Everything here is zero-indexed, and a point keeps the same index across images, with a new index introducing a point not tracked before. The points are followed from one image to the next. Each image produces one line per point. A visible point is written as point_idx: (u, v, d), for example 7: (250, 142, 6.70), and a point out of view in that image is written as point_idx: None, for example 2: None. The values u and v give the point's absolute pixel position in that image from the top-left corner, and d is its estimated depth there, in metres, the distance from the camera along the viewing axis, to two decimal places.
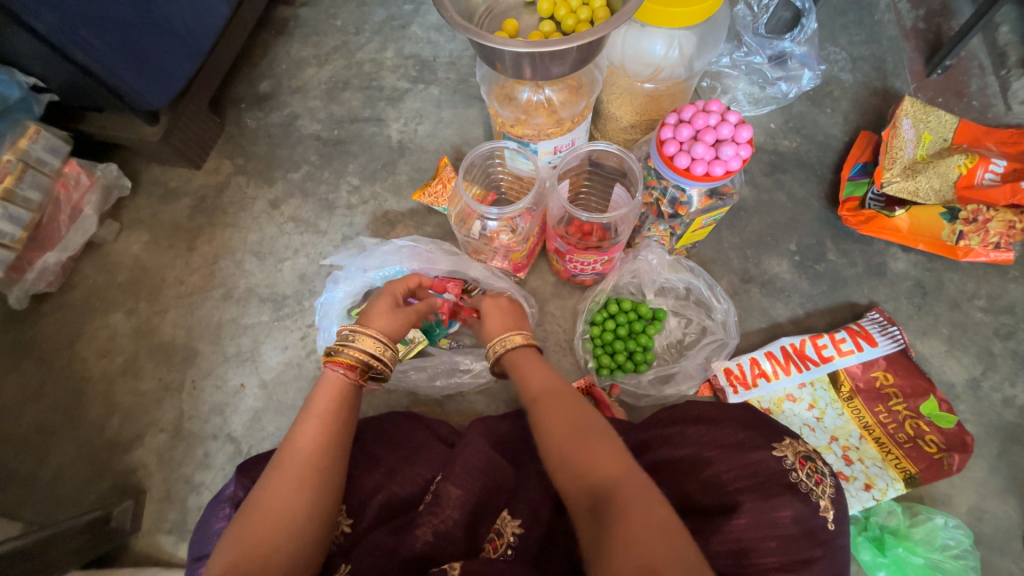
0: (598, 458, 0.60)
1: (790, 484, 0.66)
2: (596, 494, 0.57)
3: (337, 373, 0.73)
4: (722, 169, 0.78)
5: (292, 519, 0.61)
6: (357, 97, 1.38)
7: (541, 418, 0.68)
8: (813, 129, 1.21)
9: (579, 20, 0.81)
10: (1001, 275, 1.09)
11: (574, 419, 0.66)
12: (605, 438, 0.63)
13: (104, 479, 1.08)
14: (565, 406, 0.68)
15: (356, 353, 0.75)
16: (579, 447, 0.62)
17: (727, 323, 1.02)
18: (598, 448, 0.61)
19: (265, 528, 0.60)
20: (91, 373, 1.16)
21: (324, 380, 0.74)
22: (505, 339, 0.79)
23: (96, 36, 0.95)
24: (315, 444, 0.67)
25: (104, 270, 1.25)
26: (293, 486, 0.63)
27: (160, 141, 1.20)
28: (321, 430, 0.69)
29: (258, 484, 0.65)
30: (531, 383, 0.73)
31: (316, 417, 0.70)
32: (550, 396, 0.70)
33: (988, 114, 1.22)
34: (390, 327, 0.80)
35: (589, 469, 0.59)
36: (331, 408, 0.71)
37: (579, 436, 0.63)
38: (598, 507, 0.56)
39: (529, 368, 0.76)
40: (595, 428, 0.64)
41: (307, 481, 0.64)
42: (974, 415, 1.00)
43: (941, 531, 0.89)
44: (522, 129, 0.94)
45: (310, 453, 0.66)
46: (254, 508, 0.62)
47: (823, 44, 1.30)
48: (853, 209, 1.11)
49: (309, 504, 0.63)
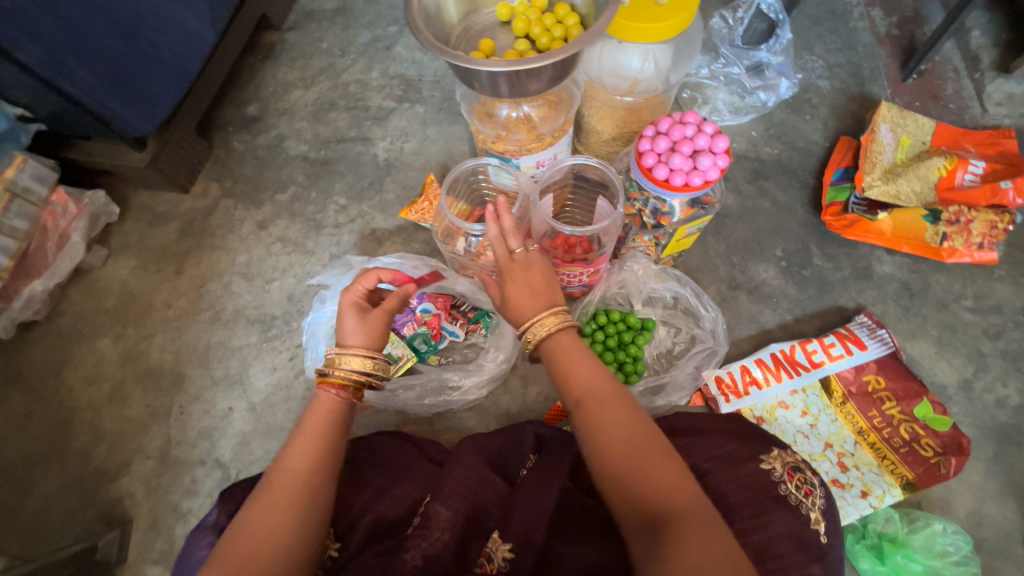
0: (657, 482, 0.56)
1: (781, 497, 0.65)
2: (656, 522, 0.54)
3: (329, 394, 0.72)
4: (699, 179, 0.78)
5: (280, 540, 0.60)
6: (344, 117, 1.39)
7: (585, 424, 0.62)
8: (794, 136, 1.23)
9: (553, 38, 0.82)
10: (987, 274, 1.09)
11: (624, 429, 0.60)
12: (663, 457, 0.58)
13: (90, 510, 1.06)
14: (615, 414, 0.62)
15: (344, 372, 0.73)
16: (635, 464, 0.57)
17: (716, 331, 1.03)
18: (655, 468, 0.57)
19: (259, 547, 0.59)
20: (78, 401, 1.15)
21: (316, 403, 0.72)
22: (543, 321, 0.71)
23: (84, 67, 0.98)
24: (305, 463, 0.66)
25: (92, 296, 1.24)
26: (283, 506, 0.62)
27: (148, 166, 1.21)
28: (311, 447, 0.68)
29: (249, 503, 0.64)
30: (573, 382, 0.66)
31: (306, 435, 0.69)
32: (595, 400, 0.63)
33: (964, 116, 1.24)
34: (370, 337, 0.76)
35: (649, 493, 0.55)
36: (324, 424, 0.70)
37: (631, 452, 0.58)
38: (659, 538, 0.53)
39: (570, 361, 0.68)
40: (649, 441, 0.59)
41: (296, 500, 0.63)
42: (967, 416, 0.99)
43: (941, 537, 0.88)
44: (503, 145, 0.95)
45: (299, 471, 0.65)
46: (241, 528, 0.61)
47: (800, 53, 1.32)
48: (836, 214, 1.12)
49: (301, 525, 0.62)
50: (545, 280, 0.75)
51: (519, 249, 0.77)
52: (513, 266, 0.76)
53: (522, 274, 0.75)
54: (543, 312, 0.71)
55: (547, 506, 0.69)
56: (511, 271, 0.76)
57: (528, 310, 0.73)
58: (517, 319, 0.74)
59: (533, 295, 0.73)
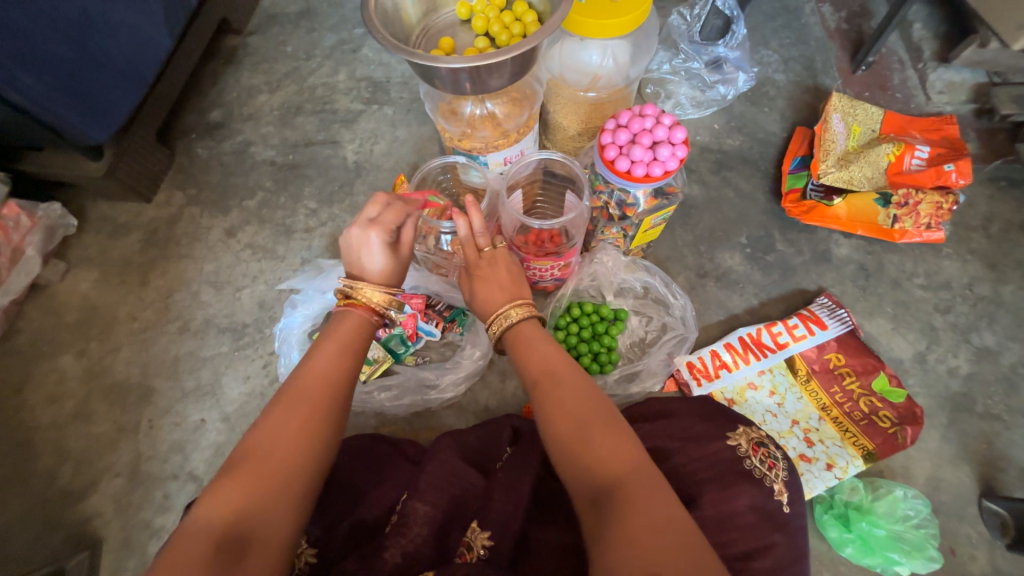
0: (603, 453, 0.57)
1: (746, 472, 0.68)
2: (601, 490, 0.55)
3: (356, 314, 0.73)
4: (660, 169, 0.81)
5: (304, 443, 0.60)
6: (311, 121, 1.38)
7: (540, 406, 0.65)
8: (753, 128, 1.27)
9: (512, 35, 0.83)
10: (936, 253, 1.15)
11: (574, 408, 0.62)
12: (611, 429, 0.60)
13: (56, 533, 1.02)
14: (567, 392, 0.64)
15: (365, 299, 0.73)
16: (582, 439, 0.59)
17: (686, 318, 1.05)
18: (603, 439, 0.58)
19: (287, 446, 0.59)
20: (40, 421, 1.10)
21: (339, 321, 0.73)
22: (507, 315, 0.74)
23: (33, 76, 0.95)
24: (328, 370, 0.67)
25: (51, 312, 1.20)
26: (307, 410, 0.62)
27: (105, 176, 1.18)
28: (339, 357, 0.68)
29: (273, 403, 0.63)
30: (530, 367, 0.69)
31: (329, 346, 0.69)
32: (549, 381, 0.66)
33: (910, 105, 1.31)
34: (397, 270, 0.77)
35: (594, 465, 0.57)
36: (346, 338, 0.70)
37: (578, 426, 0.60)
38: (603, 505, 0.54)
39: (529, 348, 0.71)
40: (598, 414, 0.61)
41: (320, 404, 0.63)
42: (923, 387, 1.04)
43: (902, 502, 0.92)
44: (470, 143, 0.95)
45: (328, 377, 0.66)
46: (270, 425, 0.60)
47: (756, 48, 1.37)
48: (795, 200, 1.16)
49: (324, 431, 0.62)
50: (512, 275, 0.79)
51: (487, 247, 0.80)
52: (482, 260, 0.79)
53: (492, 269, 0.78)
54: (511, 304, 0.74)
55: (523, 494, 0.71)
56: (478, 267, 0.79)
57: (495, 304, 0.76)
58: (485, 310, 0.77)
59: (502, 288, 0.77)
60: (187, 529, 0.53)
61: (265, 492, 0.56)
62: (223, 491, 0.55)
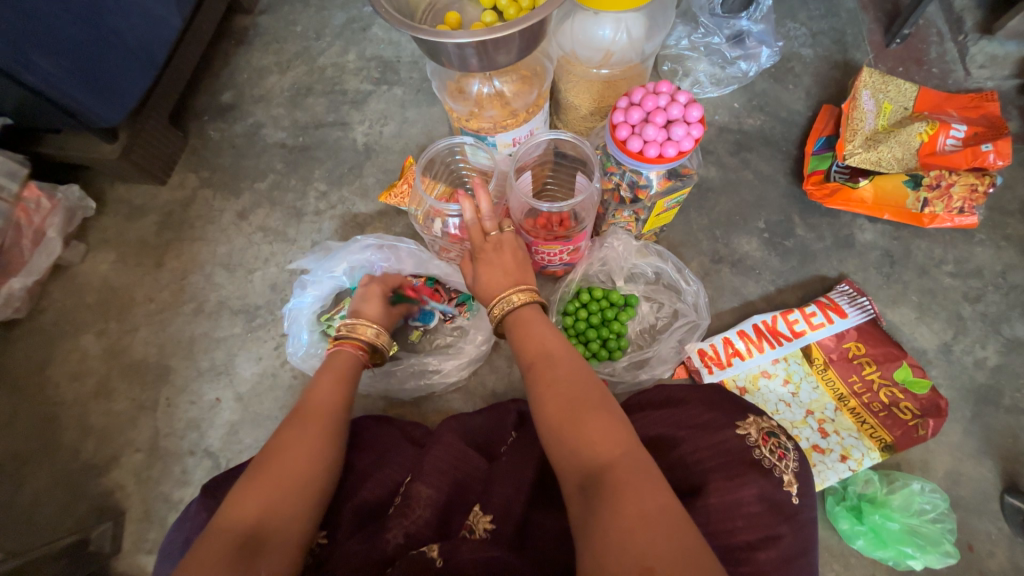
0: (594, 437, 0.57)
1: (755, 463, 0.66)
2: (591, 476, 0.54)
3: (347, 351, 0.83)
4: (674, 150, 0.78)
5: (314, 460, 0.67)
6: (321, 102, 1.37)
7: (534, 387, 0.65)
8: (776, 106, 1.21)
9: (520, 9, 0.81)
10: (967, 238, 1.10)
11: (568, 390, 0.62)
12: (604, 412, 0.59)
13: (82, 503, 1.07)
14: (562, 373, 0.64)
15: (362, 335, 0.84)
16: (573, 421, 0.59)
17: (698, 304, 1.02)
18: (594, 423, 0.58)
19: (300, 464, 0.65)
20: (64, 398, 1.14)
21: (336, 356, 0.82)
22: (510, 298, 0.73)
23: (46, 58, 0.95)
24: (329, 396, 0.75)
25: (73, 293, 1.23)
26: (315, 430, 0.70)
27: (120, 158, 1.19)
28: (338, 386, 0.77)
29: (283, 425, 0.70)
30: (525, 347, 0.69)
31: (327, 376, 0.78)
32: (543, 362, 0.66)
33: (948, 80, 1.23)
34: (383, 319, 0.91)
35: (583, 447, 0.56)
36: (343, 371, 0.80)
37: (570, 409, 0.60)
38: (592, 490, 0.53)
39: (527, 330, 0.70)
40: (591, 397, 0.61)
41: (324, 428, 0.71)
42: (947, 378, 1.00)
43: (919, 496, 0.90)
44: (478, 123, 0.93)
45: (330, 404, 0.75)
46: (283, 444, 0.67)
47: (783, 21, 1.30)
48: (818, 182, 1.11)
49: (331, 451, 0.69)
50: (518, 259, 0.77)
51: (494, 231, 0.78)
52: (489, 243, 0.78)
53: (500, 253, 0.77)
54: (513, 289, 0.73)
55: (526, 479, 0.71)
56: (483, 251, 0.77)
57: (499, 287, 0.75)
58: (489, 292, 0.76)
59: (508, 273, 0.75)
60: (216, 528, 0.58)
61: (282, 495, 0.62)
62: (243, 502, 0.60)
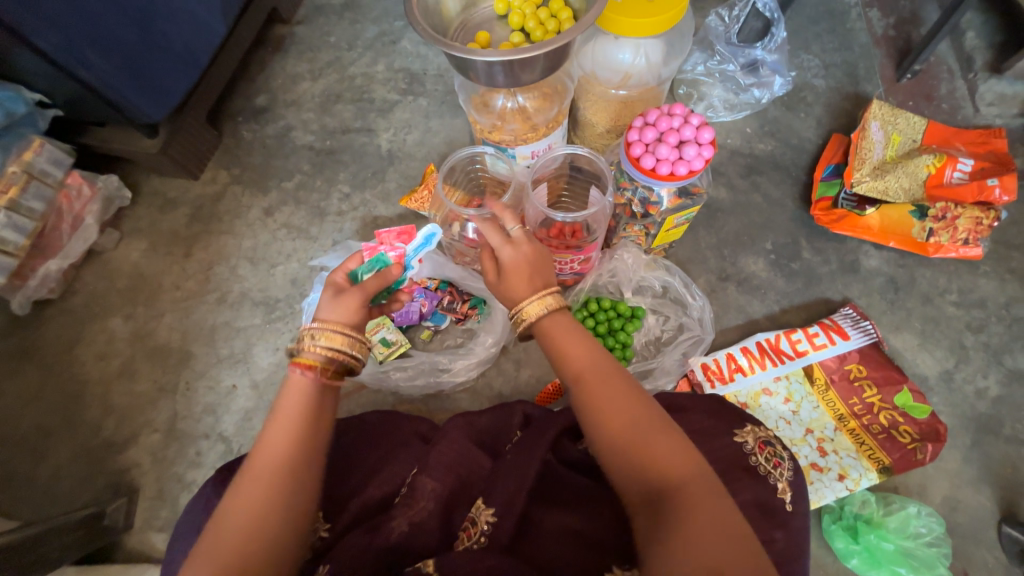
0: (661, 458, 0.60)
1: (750, 468, 0.69)
2: (659, 494, 0.58)
3: (296, 375, 0.70)
4: (685, 169, 0.82)
5: (257, 533, 0.60)
6: (349, 109, 1.43)
7: (587, 404, 0.65)
8: (787, 133, 1.26)
9: (546, 32, 0.87)
10: (972, 269, 1.12)
11: (627, 410, 0.63)
12: (664, 431, 0.62)
13: (99, 479, 1.11)
14: (614, 391, 0.65)
15: (312, 354, 0.71)
16: (637, 442, 0.61)
17: (703, 319, 1.06)
18: (659, 445, 0.61)
19: (240, 537, 0.60)
20: (89, 376, 1.20)
21: (289, 385, 0.70)
22: (541, 303, 0.72)
23: (100, 55, 1.02)
24: (282, 448, 0.65)
25: (104, 277, 1.29)
26: (263, 490, 0.63)
27: (159, 152, 1.26)
28: (291, 430, 0.66)
29: (235, 481, 0.64)
30: (569, 361, 0.69)
31: (282, 421, 0.67)
32: (593, 378, 0.67)
33: (957, 116, 1.26)
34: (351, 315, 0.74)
35: (652, 468, 0.59)
36: (294, 408, 0.68)
37: (632, 429, 0.62)
38: (661, 507, 0.57)
39: (570, 344, 0.70)
40: (650, 417, 0.63)
41: (275, 491, 0.63)
42: (947, 406, 1.01)
43: (915, 519, 0.90)
44: (499, 135, 0.99)
45: (279, 454, 0.65)
46: (222, 517, 0.61)
47: (796, 53, 1.35)
48: (825, 209, 1.14)
49: (277, 515, 0.62)
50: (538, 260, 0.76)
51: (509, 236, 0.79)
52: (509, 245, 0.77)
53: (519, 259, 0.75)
54: (535, 294, 0.72)
55: (529, 476, 0.73)
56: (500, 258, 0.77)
57: (519, 289, 0.74)
58: (511, 297, 0.75)
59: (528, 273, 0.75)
60: None
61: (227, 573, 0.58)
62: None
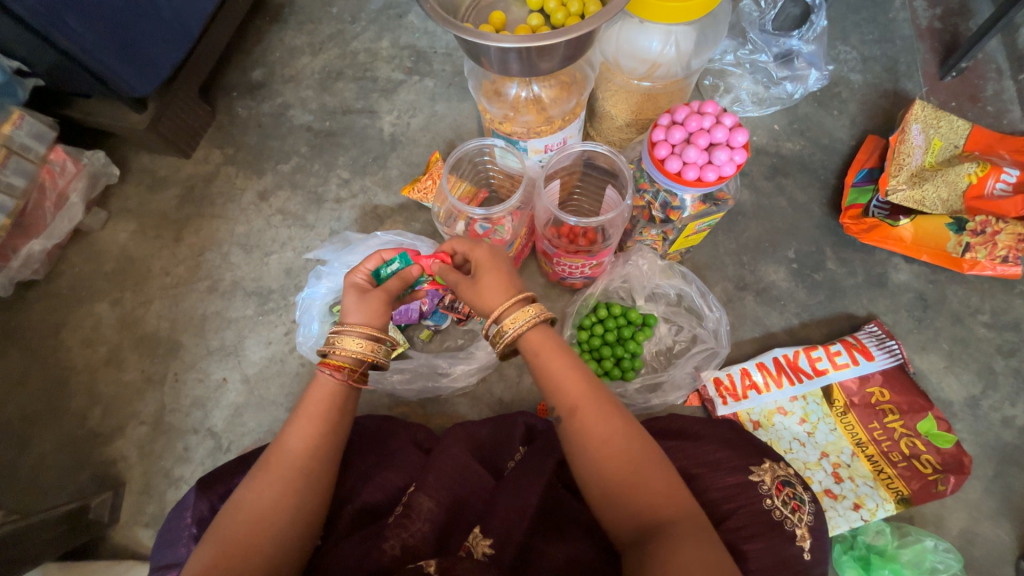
0: (654, 495, 0.57)
1: (765, 512, 0.65)
2: (650, 531, 0.55)
3: (325, 375, 0.70)
4: (714, 174, 0.74)
5: (270, 533, 0.61)
6: (350, 88, 1.34)
7: (580, 432, 0.61)
8: (818, 132, 1.17)
9: (568, 14, 0.78)
10: (1007, 289, 1.05)
11: (622, 445, 0.60)
12: (661, 470, 0.59)
13: (85, 470, 1.08)
14: (611, 427, 0.61)
15: (342, 355, 0.71)
16: (629, 478, 0.58)
17: (719, 332, 0.99)
18: (655, 483, 0.58)
19: (247, 529, 0.61)
20: (75, 363, 1.15)
21: (316, 385, 0.71)
22: (519, 314, 0.65)
23: (79, 21, 0.93)
24: (305, 450, 0.67)
25: (91, 259, 1.23)
26: (277, 489, 0.64)
27: (148, 128, 1.18)
28: (312, 432, 0.68)
29: (252, 474, 0.66)
30: (566, 388, 0.64)
31: (305, 419, 0.68)
32: (591, 410, 0.62)
33: (1002, 120, 1.17)
34: (376, 317, 0.73)
35: (644, 504, 0.57)
36: (321, 410, 0.69)
37: (625, 464, 0.59)
38: (652, 543, 0.54)
39: (560, 368, 0.64)
40: (643, 455, 0.60)
41: (288, 487, 0.64)
42: (971, 434, 0.97)
43: (931, 554, 0.87)
44: (511, 126, 0.91)
45: (299, 454, 0.66)
46: (237, 508, 0.63)
47: (833, 43, 1.25)
48: (855, 217, 1.07)
49: (281, 519, 0.62)
50: (495, 272, 0.70)
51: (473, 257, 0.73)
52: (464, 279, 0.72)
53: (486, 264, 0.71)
54: (512, 306, 0.66)
55: (531, 503, 0.69)
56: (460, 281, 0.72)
57: (493, 299, 0.68)
58: (485, 308, 0.68)
59: (489, 289, 0.69)
60: None
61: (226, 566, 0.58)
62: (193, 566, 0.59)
